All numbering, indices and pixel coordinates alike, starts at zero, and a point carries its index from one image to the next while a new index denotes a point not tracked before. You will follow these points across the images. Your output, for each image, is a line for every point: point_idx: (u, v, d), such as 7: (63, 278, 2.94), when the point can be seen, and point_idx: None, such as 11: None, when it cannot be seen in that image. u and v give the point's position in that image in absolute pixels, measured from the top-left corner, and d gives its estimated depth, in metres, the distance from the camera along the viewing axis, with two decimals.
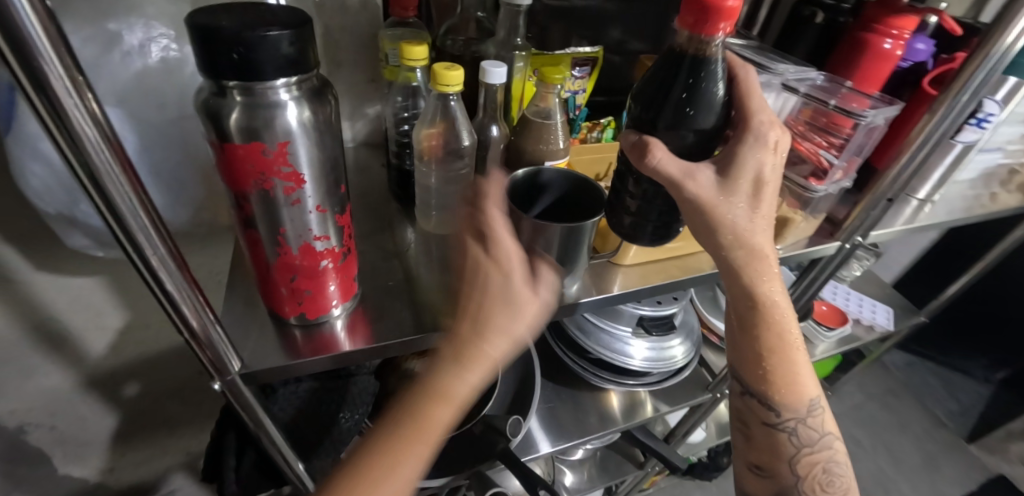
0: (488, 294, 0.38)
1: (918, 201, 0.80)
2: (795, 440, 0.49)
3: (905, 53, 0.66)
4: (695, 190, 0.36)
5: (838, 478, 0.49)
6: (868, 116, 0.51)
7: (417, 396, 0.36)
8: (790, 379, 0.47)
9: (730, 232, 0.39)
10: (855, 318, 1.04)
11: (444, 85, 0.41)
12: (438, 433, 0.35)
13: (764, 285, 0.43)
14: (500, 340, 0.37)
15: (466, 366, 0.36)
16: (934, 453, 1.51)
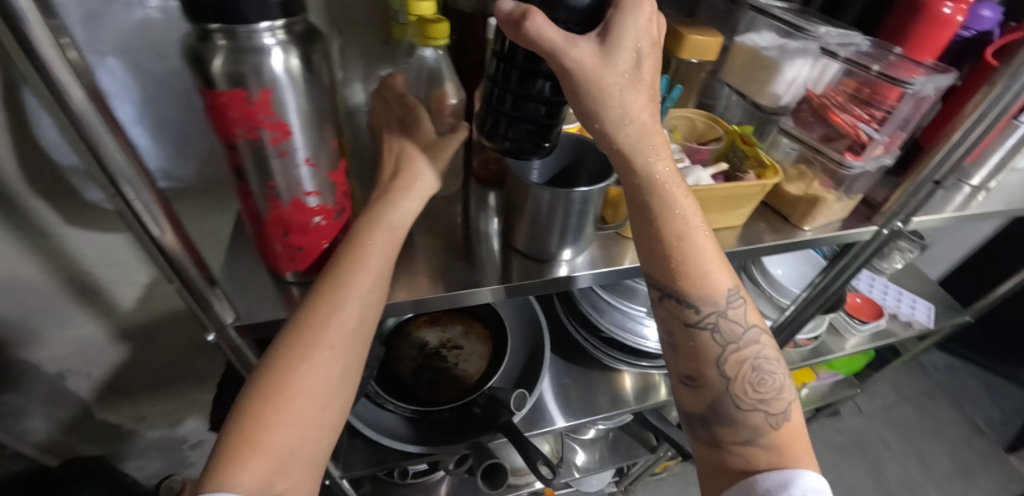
0: (382, 210, 0.38)
1: (972, 188, 0.73)
2: (719, 338, 0.41)
3: (966, 21, 0.59)
4: (583, 58, 0.31)
5: (768, 377, 0.42)
6: (915, 85, 0.46)
7: (312, 304, 0.35)
8: (705, 274, 0.40)
9: (615, 107, 0.34)
10: (892, 313, 0.97)
11: (433, 39, 0.42)
12: (332, 333, 0.34)
13: (654, 161, 0.37)
14: (385, 241, 0.38)
15: (351, 265, 0.36)
16: (969, 461, 1.43)
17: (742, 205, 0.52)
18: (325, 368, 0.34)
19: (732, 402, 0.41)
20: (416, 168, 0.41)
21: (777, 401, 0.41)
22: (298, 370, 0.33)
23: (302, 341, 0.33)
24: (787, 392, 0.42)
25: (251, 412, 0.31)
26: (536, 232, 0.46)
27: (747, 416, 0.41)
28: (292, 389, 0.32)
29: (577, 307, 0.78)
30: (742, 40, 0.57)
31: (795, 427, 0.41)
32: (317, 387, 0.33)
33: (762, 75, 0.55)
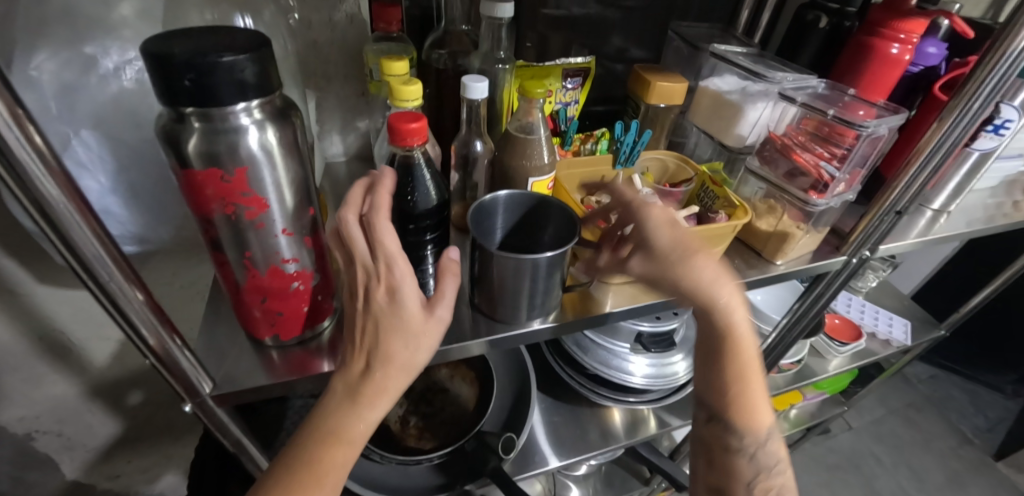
0: (385, 336, 0.36)
1: (933, 212, 0.76)
2: (753, 465, 0.50)
3: (914, 58, 0.63)
4: (639, 264, 0.45)
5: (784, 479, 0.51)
6: (870, 126, 0.48)
7: (311, 451, 0.35)
8: (756, 413, 0.48)
9: (686, 280, 0.42)
10: (871, 332, 0.99)
11: (401, 101, 0.42)
12: (331, 478, 0.36)
13: (723, 318, 0.44)
14: (389, 379, 0.36)
15: (359, 409, 0.36)
16: (959, 472, 1.44)
17: (716, 245, 0.53)
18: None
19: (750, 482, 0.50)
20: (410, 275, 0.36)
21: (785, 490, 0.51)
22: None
23: (307, 483, 0.35)
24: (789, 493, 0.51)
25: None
26: (513, 295, 0.45)
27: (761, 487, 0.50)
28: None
29: (563, 345, 0.77)
30: (705, 85, 0.60)
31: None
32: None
33: (726, 118, 0.58)
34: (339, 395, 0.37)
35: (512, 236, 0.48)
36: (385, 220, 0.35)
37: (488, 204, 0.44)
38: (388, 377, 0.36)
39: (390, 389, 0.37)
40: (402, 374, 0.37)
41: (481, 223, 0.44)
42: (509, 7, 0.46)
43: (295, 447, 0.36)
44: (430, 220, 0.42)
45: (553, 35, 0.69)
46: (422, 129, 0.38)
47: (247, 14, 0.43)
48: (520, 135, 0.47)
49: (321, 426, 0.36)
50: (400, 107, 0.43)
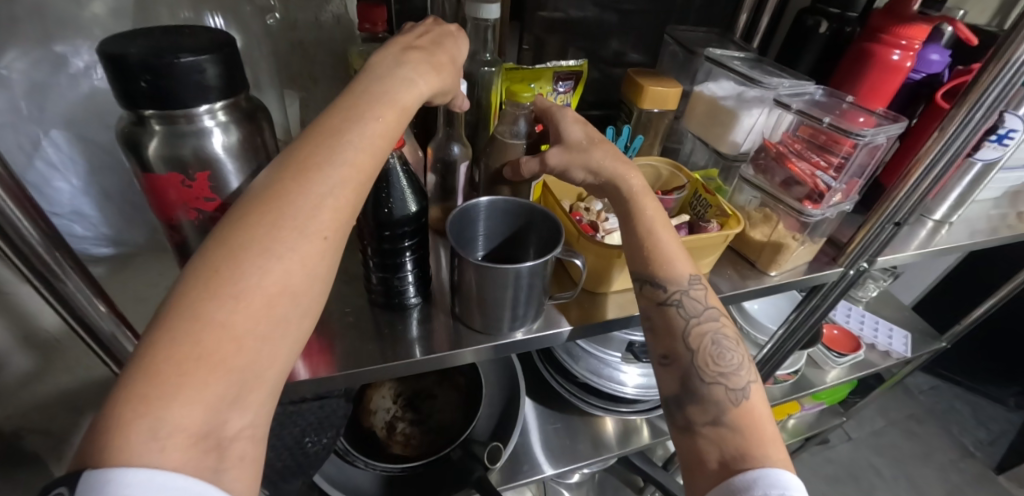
0: (305, 162, 0.26)
1: (934, 222, 0.74)
2: (721, 396, 0.40)
3: (916, 65, 0.62)
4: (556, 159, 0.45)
5: (737, 381, 0.41)
6: (866, 135, 0.47)
7: (193, 281, 0.23)
8: (668, 259, 0.43)
9: (623, 184, 0.44)
10: (870, 343, 0.97)
11: None
12: (211, 331, 0.22)
13: (656, 220, 0.44)
14: (321, 214, 0.26)
15: (259, 237, 0.24)
16: (959, 485, 1.41)
17: (707, 255, 0.52)
18: (211, 397, 0.22)
19: (698, 377, 0.42)
20: (393, 103, 0.30)
21: (737, 377, 0.41)
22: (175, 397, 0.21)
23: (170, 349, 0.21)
24: (736, 342, 0.43)
25: (122, 397, 0.20)
26: (495, 306, 0.43)
27: (709, 390, 0.41)
28: (166, 390, 0.20)
29: (553, 353, 0.75)
30: (701, 90, 0.58)
31: (758, 407, 0.40)
32: (193, 427, 0.21)
33: (720, 124, 0.57)
34: (231, 228, 0.24)
35: (497, 245, 0.47)
36: (408, 68, 0.32)
37: (477, 204, 0.42)
38: (324, 210, 0.26)
39: (322, 226, 0.26)
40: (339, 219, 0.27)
41: (461, 231, 0.43)
42: (496, 8, 0.45)
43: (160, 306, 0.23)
44: (409, 222, 0.40)
45: (548, 38, 0.69)
46: None
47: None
48: (509, 140, 0.47)
49: (203, 263, 0.23)
50: None
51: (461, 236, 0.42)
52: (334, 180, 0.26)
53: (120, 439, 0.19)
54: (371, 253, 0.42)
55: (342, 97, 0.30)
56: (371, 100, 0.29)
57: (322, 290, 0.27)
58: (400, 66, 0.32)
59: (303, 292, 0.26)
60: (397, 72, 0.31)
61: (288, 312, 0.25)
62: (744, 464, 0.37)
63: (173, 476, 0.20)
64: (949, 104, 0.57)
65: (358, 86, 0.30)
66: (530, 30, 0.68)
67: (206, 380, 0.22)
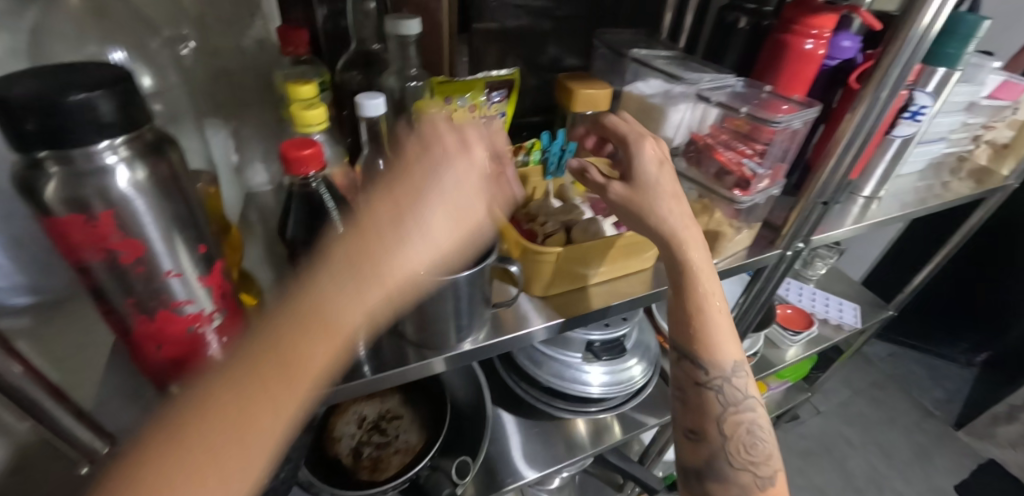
0: (359, 271, 0.31)
1: (865, 199, 0.79)
2: (722, 399, 0.51)
3: (830, 52, 0.65)
4: None
5: (756, 446, 0.50)
6: (782, 122, 0.49)
7: (253, 362, 0.28)
8: (714, 345, 0.50)
9: (662, 194, 0.45)
10: (822, 318, 1.01)
11: (304, 126, 0.41)
12: (258, 425, 0.28)
13: (674, 229, 0.46)
14: (353, 325, 0.31)
15: (312, 341, 0.29)
16: (924, 445, 1.49)
17: (641, 251, 0.54)
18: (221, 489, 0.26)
19: (725, 460, 0.50)
20: (444, 206, 0.34)
21: (744, 435, 0.50)
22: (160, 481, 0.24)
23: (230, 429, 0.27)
24: (767, 428, 0.52)
25: (152, 472, 0.24)
26: (441, 322, 0.43)
27: (703, 395, 0.51)
28: (196, 477, 0.25)
29: (516, 360, 0.75)
30: (630, 89, 0.59)
31: None
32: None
33: (652, 122, 0.58)
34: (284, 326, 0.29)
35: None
36: (454, 163, 0.35)
37: None
38: (348, 318, 0.30)
39: (348, 336, 0.31)
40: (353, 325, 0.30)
41: None
42: (415, 23, 0.45)
43: (217, 373, 0.28)
44: None
45: (480, 50, 0.69)
46: (318, 154, 0.36)
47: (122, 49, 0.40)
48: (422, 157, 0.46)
49: (256, 351, 0.28)
50: (305, 132, 0.43)
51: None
52: (363, 295, 0.31)
53: None
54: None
55: (400, 195, 0.33)
56: (407, 215, 0.33)
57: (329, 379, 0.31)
58: (449, 160, 0.35)
59: (291, 410, 0.29)
60: (449, 168, 0.35)
61: (276, 426, 0.29)
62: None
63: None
64: (859, 86, 0.61)
65: (415, 191, 0.34)
66: (462, 42, 0.68)
67: (231, 468, 0.27)
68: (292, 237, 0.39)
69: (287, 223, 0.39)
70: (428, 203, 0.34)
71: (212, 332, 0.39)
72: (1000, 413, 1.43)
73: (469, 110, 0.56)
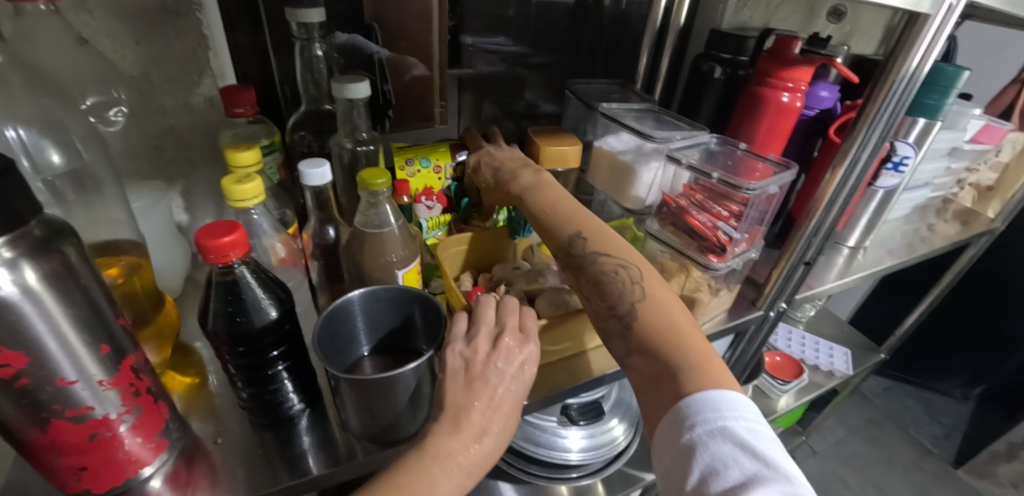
0: (461, 413, 0.34)
1: (850, 249, 0.76)
2: (633, 335, 0.39)
3: (808, 101, 0.63)
4: (397, 252, 0.42)
5: (621, 308, 0.40)
6: (755, 189, 0.47)
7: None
8: (610, 272, 0.41)
9: (518, 170, 0.50)
10: (813, 365, 0.98)
11: (238, 201, 0.37)
12: None
13: (531, 183, 0.48)
14: (450, 476, 0.33)
15: (417, 478, 0.31)
16: (924, 486, 1.43)
17: None
18: None
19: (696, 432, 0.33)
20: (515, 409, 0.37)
21: (620, 303, 0.40)
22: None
23: None
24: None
25: None
26: (388, 419, 0.38)
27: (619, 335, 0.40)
28: None
29: None
30: (598, 146, 0.57)
31: (670, 327, 0.39)
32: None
33: (622, 179, 0.56)
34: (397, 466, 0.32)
35: (383, 337, 0.42)
36: (527, 351, 0.37)
37: (339, 308, 0.38)
38: (450, 470, 0.33)
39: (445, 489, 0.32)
40: (466, 476, 0.34)
41: (333, 337, 0.38)
42: (364, 86, 0.42)
43: None
44: (275, 334, 0.36)
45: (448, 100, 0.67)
46: (240, 240, 0.33)
47: (25, 124, 0.36)
48: (371, 231, 0.41)
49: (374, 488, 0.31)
50: (240, 206, 0.39)
51: (330, 350, 0.38)
52: (473, 453, 0.34)
53: None
54: (235, 373, 0.38)
55: (479, 351, 0.36)
56: (486, 385, 0.35)
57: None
58: (527, 339, 0.38)
59: None
60: (506, 315, 0.39)
61: None
62: (676, 391, 0.36)
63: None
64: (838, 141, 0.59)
65: (488, 337, 0.37)
66: None
67: None
68: (213, 330, 0.34)
69: (211, 313, 0.34)
70: (512, 404, 0.36)
71: (126, 432, 0.34)
72: (999, 450, 1.39)
73: (434, 172, 0.55)
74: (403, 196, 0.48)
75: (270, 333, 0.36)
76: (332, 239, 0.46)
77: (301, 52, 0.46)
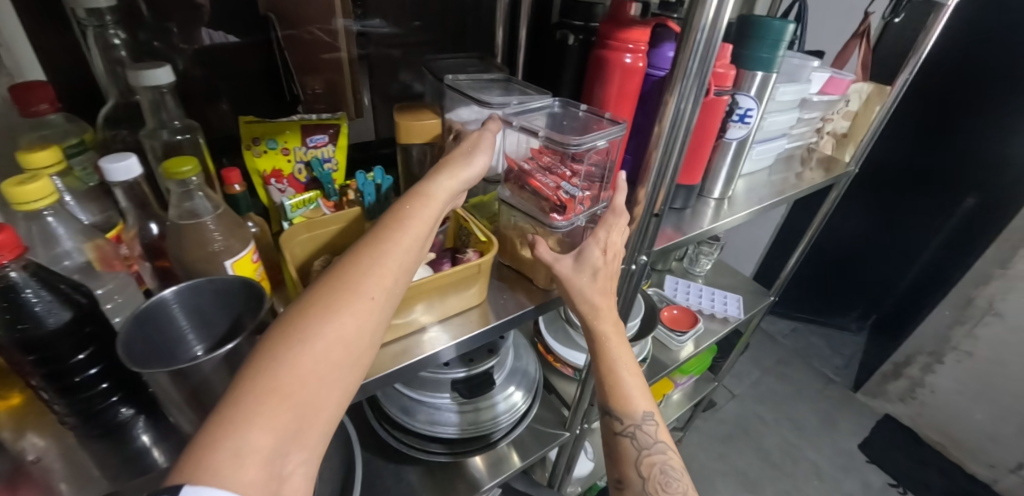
0: (390, 226, 0.38)
1: (716, 200, 0.82)
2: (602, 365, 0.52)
3: (653, 62, 0.65)
4: (219, 242, 0.41)
5: (579, 300, 0.50)
6: (577, 145, 0.50)
7: (317, 298, 0.32)
8: (595, 316, 0.51)
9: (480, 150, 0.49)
10: (708, 313, 1.05)
11: (23, 204, 0.35)
12: (317, 335, 0.30)
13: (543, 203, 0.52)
14: (382, 274, 0.35)
15: (362, 269, 0.34)
16: (829, 411, 1.59)
17: (468, 287, 0.50)
18: (281, 425, 0.27)
19: (613, 427, 0.53)
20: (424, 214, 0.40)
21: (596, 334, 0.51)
22: (256, 415, 0.26)
23: (294, 341, 0.30)
24: (682, 472, 0.52)
25: (236, 404, 0.26)
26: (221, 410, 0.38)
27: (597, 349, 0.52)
28: (270, 390, 0.27)
29: (387, 412, 0.70)
30: (448, 119, 0.56)
31: (624, 363, 0.52)
32: (265, 450, 0.26)
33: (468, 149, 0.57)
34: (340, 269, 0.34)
35: (210, 329, 0.40)
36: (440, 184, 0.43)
37: (146, 309, 0.35)
38: (374, 291, 0.34)
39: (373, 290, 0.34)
40: (388, 304, 0.35)
41: (149, 338, 0.36)
42: (164, 72, 0.40)
43: (296, 305, 0.32)
44: (75, 336, 0.35)
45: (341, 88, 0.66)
46: (9, 242, 0.30)
47: None
48: (186, 221, 0.39)
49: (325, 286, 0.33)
50: (31, 209, 0.36)
51: (150, 353, 0.35)
52: (403, 252, 0.37)
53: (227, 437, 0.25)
54: (40, 384, 0.35)
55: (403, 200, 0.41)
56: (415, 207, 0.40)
57: (368, 351, 0.33)
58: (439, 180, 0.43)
59: (350, 345, 0.32)
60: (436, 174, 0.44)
61: (338, 355, 0.31)
62: (613, 405, 0.53)
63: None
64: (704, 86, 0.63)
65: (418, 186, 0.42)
66: None
67: (276, 412, 0.27)
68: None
69: None
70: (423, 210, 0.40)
71: None
72: (887, 371, 1.56)
73: (282, 154, 0.53)
74: (235, 184, 0.45)
75: (64, 335, 0.34)
76: (158, 235, 0.45)
77: (95, 40, 0.43)
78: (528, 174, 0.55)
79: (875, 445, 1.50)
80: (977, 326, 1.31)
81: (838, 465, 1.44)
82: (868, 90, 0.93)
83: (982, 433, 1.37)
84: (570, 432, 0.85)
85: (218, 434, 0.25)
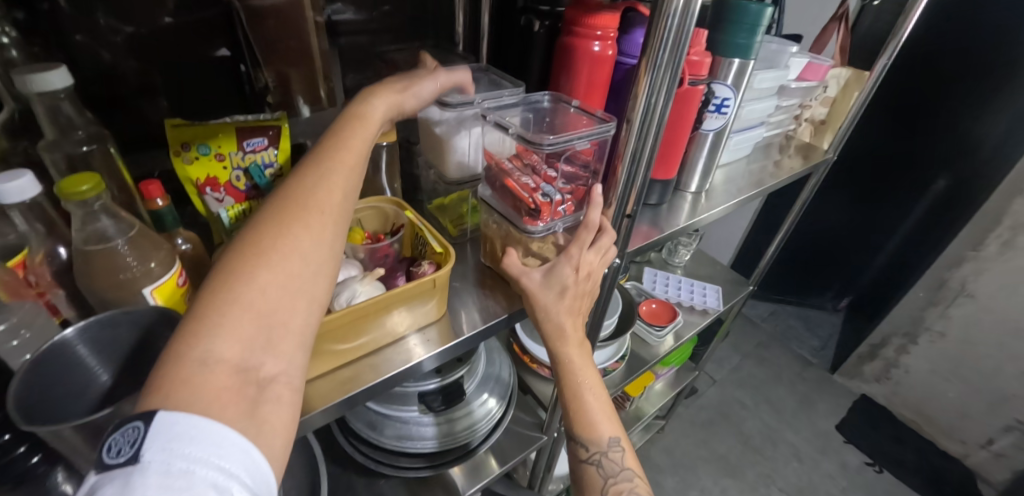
0: (329, 147, 0.37)
1: (693, 194, 0.79)
2: (565, 390, 0.50)
3: (625, 50, 0.61)
4: (133, 265, 0.36)
5: (546, 319, 0.48)
6: (545, 144, 0.47)
7: (264, 221, 0.32)
8: (562, 335, 0.49)
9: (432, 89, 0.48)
10: (686, 305, 1.04)
11: None
12: (271, 246, 0.30)
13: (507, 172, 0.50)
14: (327, 191, 0.34)
15: (306, 188, 0.34)
16: (807, 393, 1.61)
17: (425, 302, 0.46)
18: (245, 338, 0.27)
19: (579, 450, 0.50)
20: (363, 132, 0.39)
21: (562, 353, 0.49)
22: (219, 328, 0.26)
23: (248, 256, 0.29)
24: None
25: (191, 327, 0.26)
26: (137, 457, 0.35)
27: (558, 366, 0.49)
28: (226, 308, 0.27)
29: (354, 426, 0.67)
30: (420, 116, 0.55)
31: (590, 385, 0.50)
32: (232, 361, 0.26)
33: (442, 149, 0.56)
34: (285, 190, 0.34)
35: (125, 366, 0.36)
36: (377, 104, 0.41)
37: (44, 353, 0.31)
38: (328, 202, 0.34)
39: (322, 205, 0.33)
40: (345, 222, 0.35)
41: (49, 383, 0.32)
42: (58, 75, 0.35)
43: (247, 227, 0.32)
44: None
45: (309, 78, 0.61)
46: None
47: None
48: (95, 246, 0.35)
49: (272, 206, 0.32)
50: None
51: (54, 406, 0.32)
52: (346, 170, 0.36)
53: (186, 363, 0.25)
54: None
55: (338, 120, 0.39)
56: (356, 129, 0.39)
57: (328, 267, 0.33)
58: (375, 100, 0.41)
59: (304, 259, 0.31)
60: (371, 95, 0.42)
61: (295, 269, 0.30)
62: (579, 426, 0.50)
63: (217, 429, 0.24)
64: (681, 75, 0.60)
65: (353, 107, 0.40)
66: None
67: (237, 326, 0.27)
68: None
69: None
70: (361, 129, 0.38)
71: None
72: (863, 353, 1.58)
73: (217, 161, 0.48)
74: (157, 198, 0.39)
75: None
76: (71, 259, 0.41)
77: None
78: (501, 172, 0.51)
79: (851, 425, 1.52)
80: (950, 307, 1.33)
81: (816, 446, 1.47)
82: (846, 76, 0.91)
83: (954, 410, 1.40)
84: (547, 435, 0.82)
85: (183, 347, 0.25)
